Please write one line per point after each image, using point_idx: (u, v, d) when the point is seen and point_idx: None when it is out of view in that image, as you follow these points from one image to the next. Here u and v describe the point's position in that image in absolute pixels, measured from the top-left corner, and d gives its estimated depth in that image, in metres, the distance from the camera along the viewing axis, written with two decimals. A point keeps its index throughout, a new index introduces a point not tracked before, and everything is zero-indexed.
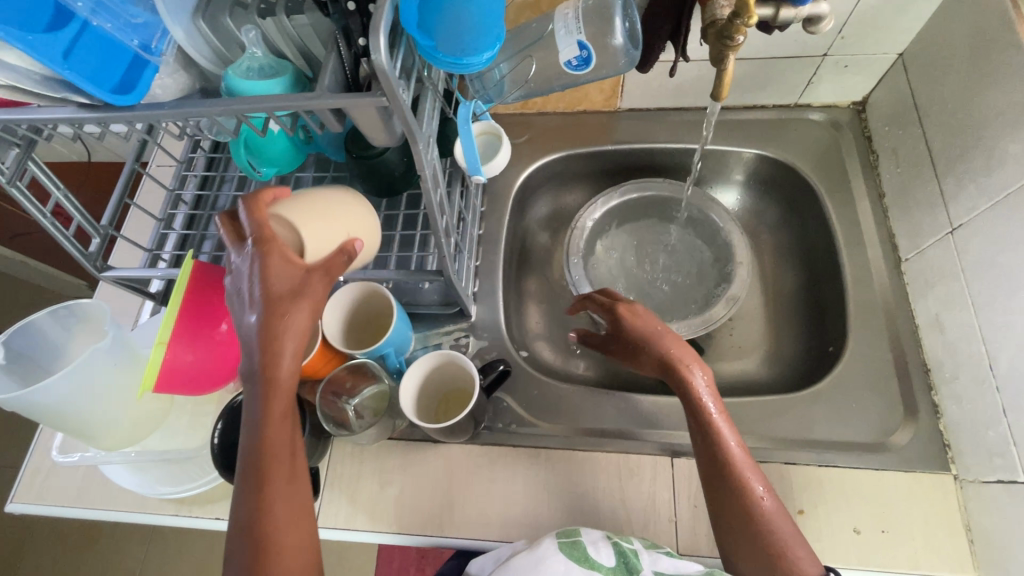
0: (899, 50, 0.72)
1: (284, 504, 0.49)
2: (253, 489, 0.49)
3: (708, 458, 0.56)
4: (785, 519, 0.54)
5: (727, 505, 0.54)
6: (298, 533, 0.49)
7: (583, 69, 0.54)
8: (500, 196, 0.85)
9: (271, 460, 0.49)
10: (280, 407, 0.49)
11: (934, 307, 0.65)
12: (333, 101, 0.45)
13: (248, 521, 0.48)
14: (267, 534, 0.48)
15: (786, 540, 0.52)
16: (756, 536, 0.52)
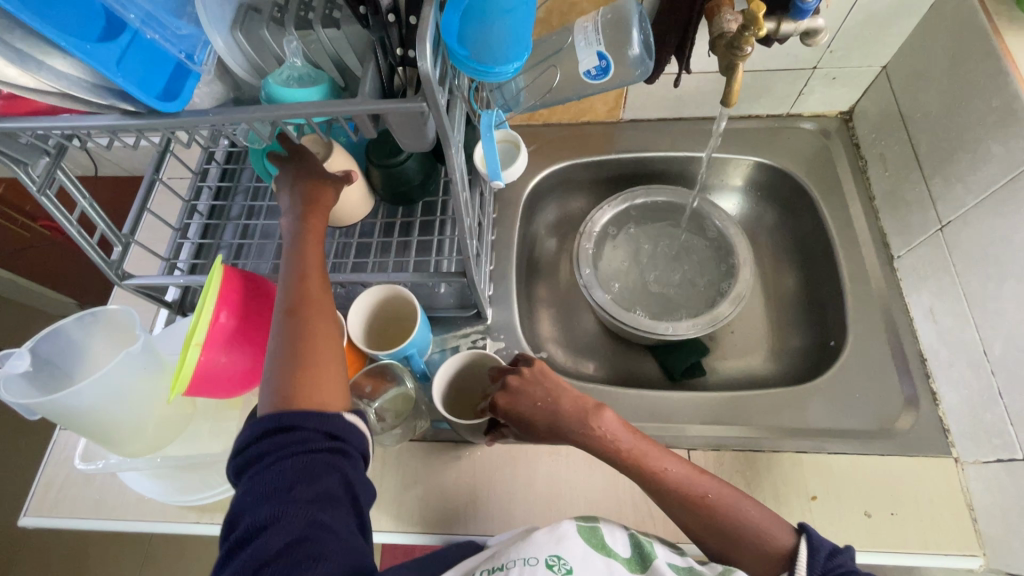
0: (883, 62, 0.77)
1: (322, 347, 0.54)
2: (296, 338, 0.54)
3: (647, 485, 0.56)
4: (733, 500, 0.55)
5: (687, 506, 0.55)
6: (336, 377, 0.54)
7: (601, 78, 0.57)
8: (510, 204, 0.88)
9: (308, 322, 0.55)
10: (314, 291, 0.57)
11: (928, 300, 0.69)
12: (374, 106, 0.47)
13: (296, 364, 0.52)
14: (301, 354, 0.53)
15: (742, 522, 0.54)
16: (720, 524, 0.54)
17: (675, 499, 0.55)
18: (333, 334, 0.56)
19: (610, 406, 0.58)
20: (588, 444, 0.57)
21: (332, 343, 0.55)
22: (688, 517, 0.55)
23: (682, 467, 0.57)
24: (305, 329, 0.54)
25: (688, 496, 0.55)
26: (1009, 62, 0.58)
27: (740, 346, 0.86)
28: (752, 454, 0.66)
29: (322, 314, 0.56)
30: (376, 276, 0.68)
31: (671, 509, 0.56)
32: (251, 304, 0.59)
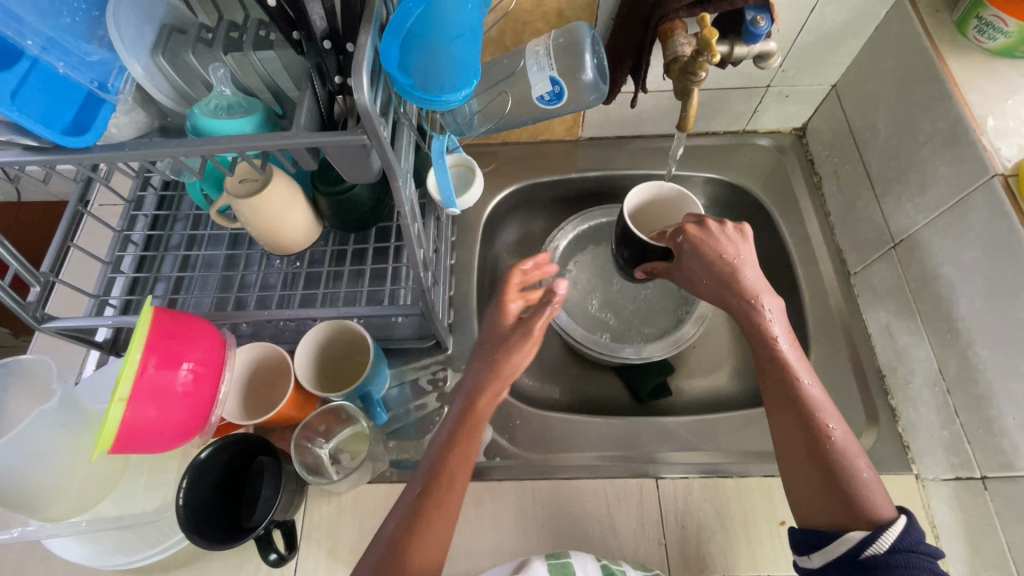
0: (832, 81, 0.78)
1: (449, 507, 0.50)
2: (432, 488, 0.51)
3: (783, 393, 0.57)
4: (858, 453, 0.54)
5: (797, 435, 0.56)
6: (447, 524, 0.50)
7: (555, 103, 0.55)
8: (470, 226, 0.85)
9: (458, 463, 0.52)
10: (478, 420, 0.54)
11: (885, 317, 0.70)
12: (311, 139, 0.44)
13: (412, 519, 0.49)
14: (423, 500, 0.50)
15: (861, 487, 0.52)
16: (828, 470, 0.54)
17: (785, 425, 0.57)
18: (467, 468, 0.52)
19: (778, 293, 0.61)
20: (753, 326, 0.60)
21: (465, 466, 0.52)
22: (793, 457, 0.56)
23: (825, 403, 0.57)
24: (428, 484, 0.51)
25: (807, 412, 0.56)
26: (952, 84, 0.59)
27: (705, 364, 0.85)
28: (718, 483, 0.66)
29: (468, 451, 0.53)
30: (326, 310, 0.64)
31: (780, 444, 0.57)
32: (189, 348, 0.55)
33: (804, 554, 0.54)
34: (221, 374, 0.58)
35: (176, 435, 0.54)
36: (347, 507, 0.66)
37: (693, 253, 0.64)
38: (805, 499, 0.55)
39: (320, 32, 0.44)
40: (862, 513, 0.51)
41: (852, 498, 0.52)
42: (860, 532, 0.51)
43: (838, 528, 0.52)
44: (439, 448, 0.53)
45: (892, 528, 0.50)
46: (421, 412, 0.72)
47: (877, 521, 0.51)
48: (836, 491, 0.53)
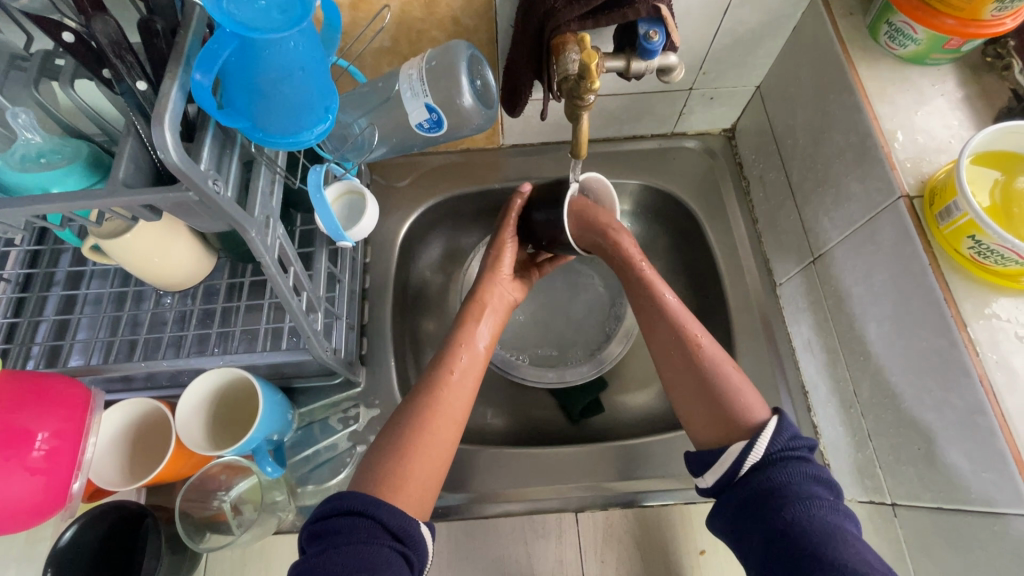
0: (756, 82, 0.75)
1: (430, 450, 0.54)
2: (415, 430, 0.55)
3: (657, 316, 0.60)
4: (725, 359, 0.57)
5: (672, 350, 0.58)
6: (428, 469, 0.53)
7: (436, 131, 0.50)
8: (384, 246, 0.80)
9: (441, 409, 0.56)
10: (458, 368, 0.60)
11: (806, 332, 0.68)
12: (129, 198, 0.38)
13: (396, 464, 0.52)
14: (405, 453, 0.53)
15: (734, 395, 0.54)
16: (701, 375, 0.56)
17: (666, 356, 0.58)
18: (458, 417, 0.57)
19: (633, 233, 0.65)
20: (617, 255, 0.65)
21: (455, 419, 0.57)
22: (673, 374, 0.57)
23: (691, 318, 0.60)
24: (415, 431, 0.55)
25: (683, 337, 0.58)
26: (862, 95, 0.56)
27: (637, 378, 0.83)
28: (639, 513, 0.65)
29: (457, 397, 0.58)
30: (212, 358, 0.59)
31: (667, 371, 0.59)
32: (39, 417, 0.49)
33: (701, 474, 0.53)
34: (83, 439, 0.53)
35: (31, 513, 0.49)
36: (250, 563, 0.62)
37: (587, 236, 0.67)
38: (697, 419, 0.55)
39: (130, 71, 0.38)
40: (738, 418, 0.52)
41: (727, 402, 0.53)
42: (739, 442, 0.50)
43: (724, 442, 0.52)
44: (421, 398, 0.57)
45: (764, 434, 0.49)
46: (331, 453, 0.69)
47: (751, 426, 0.51)
48: (714, 402, 0.54)
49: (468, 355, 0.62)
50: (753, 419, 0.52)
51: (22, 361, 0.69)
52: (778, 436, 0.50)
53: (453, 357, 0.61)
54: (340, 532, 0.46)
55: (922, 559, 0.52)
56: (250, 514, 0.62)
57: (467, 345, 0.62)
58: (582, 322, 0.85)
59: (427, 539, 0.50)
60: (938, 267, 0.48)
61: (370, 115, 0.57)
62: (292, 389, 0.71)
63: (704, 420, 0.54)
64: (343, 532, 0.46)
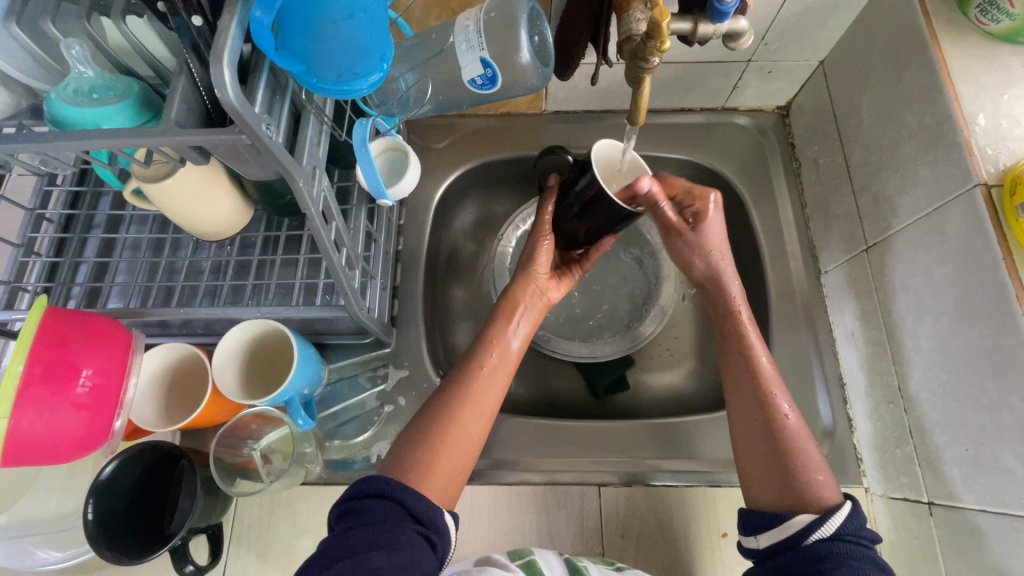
0: (820, 57, 0.71)
1: (459, 444, 0.55)
2: (443, 424, 0.55)
3: (747, 373, 0.59)
4: (808, 441, 0.56)
5: (755, 418, 0.58)
6: (453, 465, 0.54)
7: (489, 88, 0.48)
8: (419, 208, 0.79)
9: (471, 402, 0.57)
10: (487, 365, 0.60)
11: (850, 323, 0.66)
12: (182, 138, 0.38)
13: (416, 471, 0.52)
14: (430, 450, 0.54)
15: (807, 465, 0.54)
16: (778, 448, 0.55)
17: (742, 412, 0.59)
18: (476, 436, 0.56)
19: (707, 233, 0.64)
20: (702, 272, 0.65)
21: (484, 415, 0.57)
22: (748, 433, 0.57)
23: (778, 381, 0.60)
24: (446, 428, 0.55)
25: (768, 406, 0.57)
26: (944, 74, 0.52)
27: (666, 359, 0.82)
28: (662, 493, 0.64)
29: (489, 394, 0.58)
30: (248, 308, 0.59)
31: (739, 424, 0.59)
32: (84, 354, 0.50)
33: (749, 533, 0.54)
34: (125, 379, 0.54)
35: (75, 448, 0.51)
36: (278, 510, 0.64)
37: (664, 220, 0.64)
38: (765, 484, 0.55)
39: (186, 7, 0.37)
40: (813, 498, 0.52)
41: (803, 477, 0.54)
42: (808, 515, 0.51)
43: (792, 509, 0.53)
44: (449, 403, 0.56)
45: (836, 515, 0.50)
46: (359, 410, 0.69)
47: (821, 505, 0.52)
48: (782, 463, 0.55)
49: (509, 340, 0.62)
50: (825, 499, 0.52)
51: (64, 301, 0.71)
52: (848, 519, 0.50)
53: (485, 354, 0.60)
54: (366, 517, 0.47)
55: (957, 560, 0.51)
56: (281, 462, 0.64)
57: (499, 345, 0.61)
58: (614, 299, 0.84)
59: (448, 524, 0.50)
60: (1013, 262, 0.46)
61: (417, 70, 0.55)
62: (323, 344, 0.71)
63: (774, 488, 0.54)
64: (366, 512, 0.47)
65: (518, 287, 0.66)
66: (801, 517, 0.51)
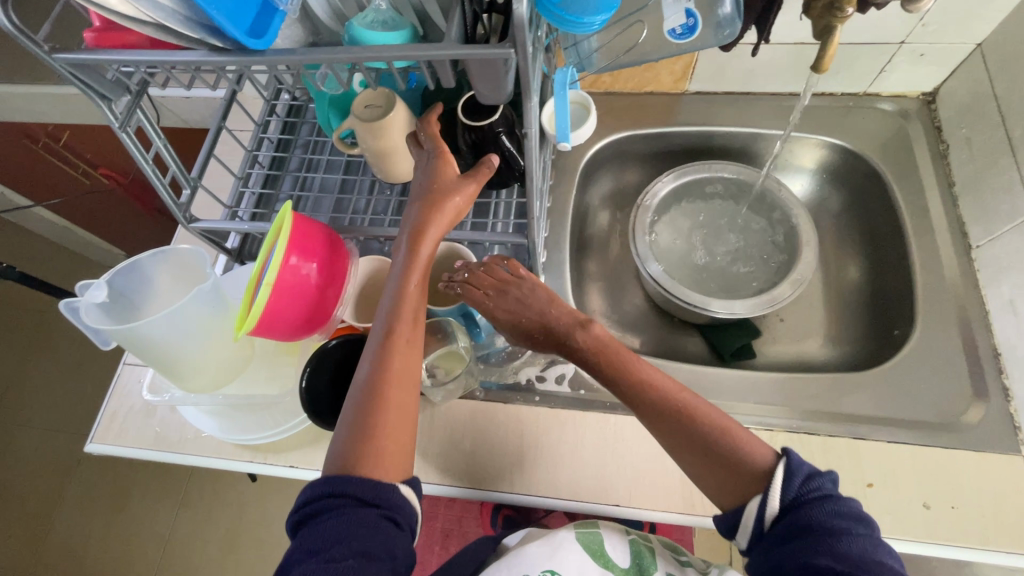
0: (978, 39, 0.73)
1: (397, 430, 0.53)
2: (372, 408, 0.53)
3: (655, 407, 0.57)
4: (716, 411, 0.57)
5: (667, 430, 0.57)
6: (402, 437, 0.54)
7: (686, 37, 0.55)
8: (567, 171, 0.86)
9: (394, 383, 0.55)
10: (400, 335, 0.57)
11: (1009, 292, 0.66)
12: (460, 53, 0.46)
13: (367, 466, 0.51)
14: (373, 435, 0.52)
15: (727, 434, 0.55)
16: (703, 449, 0.55)
17: (663, 440, 0.57)
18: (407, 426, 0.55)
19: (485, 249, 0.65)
20: (594, 353, 0.61)
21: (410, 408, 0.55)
22: (707, 472, 0.55)
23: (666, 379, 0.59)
24: (375, 412, 0.53)
25: (673, 411, 0.57)
26: None
27: (797, 330, 0.84)
28: (806, 438, 0.65)
29: (410, 373, 0.56)
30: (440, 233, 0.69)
31: (684, 462, 0.56)
32: (321, 249, 0.60)
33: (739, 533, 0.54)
34: (343, 278, 0.63)
35: (303, 326, 0.61)
36: (438, 419, 0.71)
37: (525, 292, 0.63)
38: (720, 486, 0.55)
39: None
40: (750, 466, 0.54)
41: (737, 457, 0.54)
42: (756, 497, 0.52)
43: (745, 495, 0.53)
44: (374, 391, 0.54)
45: (776, 484, 0.52)
46: (510, 341, 0.77)
47: (763, 469, 0.53)
48: (714, 455, 0.55)
49: (408, 307, 0.58)
50: (760, 454, 0.54)
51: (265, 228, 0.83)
52: (791, 482, 0.52)
53: (391, 352, 0.56)
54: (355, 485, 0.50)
55: None
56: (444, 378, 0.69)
57: (407, 339, 0.57)
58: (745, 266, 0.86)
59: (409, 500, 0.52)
60: None
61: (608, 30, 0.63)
62: None
63: (723, 481, 0.54)
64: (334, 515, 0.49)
65: (421, 236, 0.58)
66: (756, 501, 0.52)
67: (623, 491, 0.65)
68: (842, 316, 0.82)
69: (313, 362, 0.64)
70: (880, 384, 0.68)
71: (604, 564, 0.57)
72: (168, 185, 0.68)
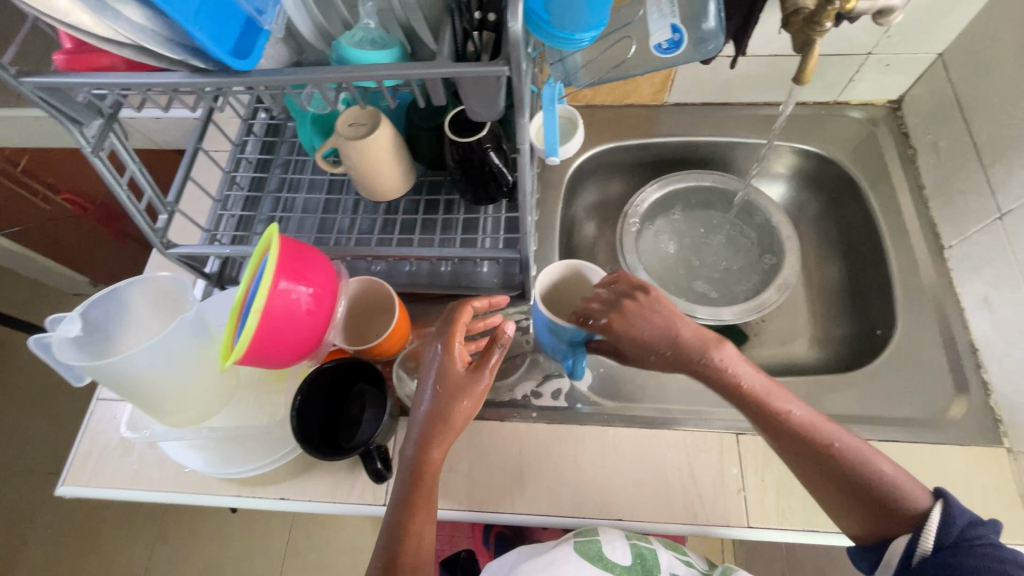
0: (939, 50, 0.76)
1: (423, 565, 0.54)
2: (400, 541, 0.54)
3: (802, 445, 0.56)
4: (838, 431, 0.57)
5: (802, 454, 0.56)
6: (427, 569, 0.54)
7: (672, 51, 0.56)
8: (553, 184, 0.87)
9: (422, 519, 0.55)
10: (427, 480, 0.56)
11: (983, 290, 0.69)
12: (453, 70, 0.46)
13: (389, 574, 0.52)
14: (398, 573, 0.52)
15: (898, 495, 0.53)
16: (840, 475, 0.54)
17: (807, 459, 0.55)
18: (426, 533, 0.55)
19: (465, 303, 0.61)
20: (718, 383, 0.58)
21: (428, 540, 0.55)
22: (811, 480, 0.55)
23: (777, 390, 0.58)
24: (402, 520, 0.55)
25: (817, 439, 0.55)
26: None
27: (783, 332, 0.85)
28: None
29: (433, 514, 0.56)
30: (428, 249, 0.68)
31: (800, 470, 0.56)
32: (311, 272, 0.58)
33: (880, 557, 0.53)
34: (334, 300, 0.62)
35: (296, 350, 0.59)
36: None
37: (643, 316, 0.62)
38: (830, 503, 0.55)
39: None
40: (903, 506, 0.53)
41: (893, 501, 0.53)
42: (903, 538, 0.52)
43: (883, 534, 0.53)
44: (404, 505, 0.55)
45: (933, 525, 0.50)
46: (505, 356, 0.75)
47: (914, 516, 0.52)
48: (872, 503, 0.53)
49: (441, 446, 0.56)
50: (917, 503, 0.52)
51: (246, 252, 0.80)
52: (948, 526, 0.50)
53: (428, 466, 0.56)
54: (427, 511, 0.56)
55: None
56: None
57: (445, 440, 0.56)
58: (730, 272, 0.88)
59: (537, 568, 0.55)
60: None
61: None
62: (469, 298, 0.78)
63: (839, 502, 0.55)
64: None
65: (450, 380, 0.57)
66: (898, 542, 0.52)
67: (627, 505, 0.65)
68: (826, 318, 0.84)
69: (306, 386, 0.61)
70: (867, 384, 0.70)
71: (604, 567, 0.57)
72: (144, 211, 0.65)
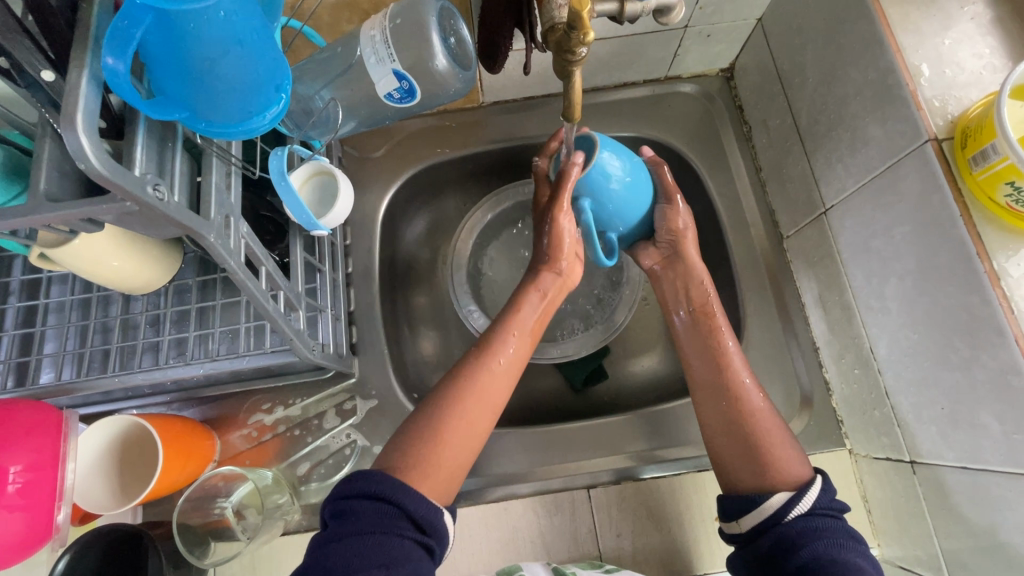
0: (757, 15, 0.68)
1: (463, 436, 0.52)
2: (447, 414, 0.53)
3: (714, 383, 0.58)
4: (772, 420, 0.56)
5: (720, 398, 0.57)
6: (454, 460, 0.52)
7: (408, 99, 0.51)
8: (365, 226, 0.74)
9: (480, 395, 0.54)
10: (505, 359, 0.57)
11: (817, 287, 0.65)
12: (53, 215, 0.32)
13: (431, 448, 0.51)
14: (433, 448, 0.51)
15: (773, 444, 0.54)
16: (744, 431, 0.55)
17: (712, 404, 0.58)
18: (495, 406, 0.55)
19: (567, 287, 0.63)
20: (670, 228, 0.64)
21: (474, 439, 0.54)
22: (714, 422, 0.57)
23: (741, 363, 0.59)
24: (457, 408, 0.53)
25: (729, 384, 0.57)
26: (883, 25, 0.50)
27: (642, 342, 0.80)
28: (652, 485, 0.64)
29: (483, 410, 0.54)
30: (190, 369, 0.60)
31: (706, 418, 0.58)
32: (5, 450, 0.45)
33: (731, 519, 0.53)
34: (62, 467, 0.49)
35: (12, 552, 0.46)
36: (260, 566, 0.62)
37: (673, 278, 0.65)
38: (736, 467, 0.55)
39: (32, 59, 0.32)
40: (781, 472, 0.52)
41: (771, 461, 0.53)
42: (783, 494, 0.51)
43: (763, 492, 0.52)
44: (465, 371, 0.55)
45: (812, 490, 0.50)
46: (327, 453, 0.66)
47: (792, 482, 0.52)
48: (757, 456, 0.54)
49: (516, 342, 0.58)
50: (794, 475, 0.52)
51: None
52: (824, 492, 0.51)
53: (498, 343, 0.57)
54: (363, 515, 0.46)
55: (942, 514, 0.51)
56: (214, 557, 0.59)
57: (518, 331, 0.59)
58: (581, 287, 0.81)
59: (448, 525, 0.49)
60: (969, 217, 0.45)
61: (332, 86, 0.54)
62: (281, 386, 0.68)
63: (746, 469, 0.54)
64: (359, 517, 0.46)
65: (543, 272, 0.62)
66: (776, 497, 0.50)
67: None
68: None
69: (87, 537, 0.54)
70: None
71: None
72: None
